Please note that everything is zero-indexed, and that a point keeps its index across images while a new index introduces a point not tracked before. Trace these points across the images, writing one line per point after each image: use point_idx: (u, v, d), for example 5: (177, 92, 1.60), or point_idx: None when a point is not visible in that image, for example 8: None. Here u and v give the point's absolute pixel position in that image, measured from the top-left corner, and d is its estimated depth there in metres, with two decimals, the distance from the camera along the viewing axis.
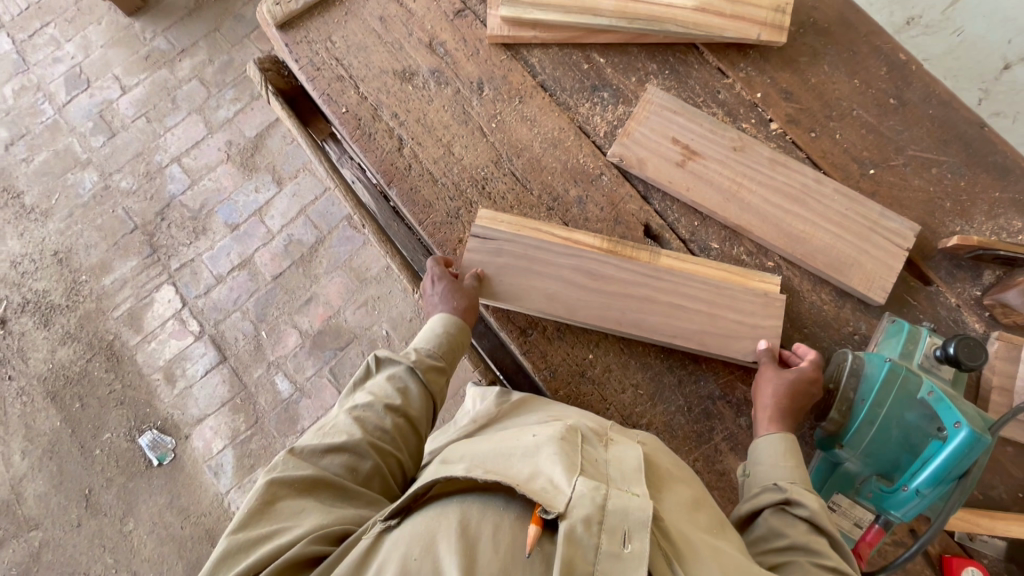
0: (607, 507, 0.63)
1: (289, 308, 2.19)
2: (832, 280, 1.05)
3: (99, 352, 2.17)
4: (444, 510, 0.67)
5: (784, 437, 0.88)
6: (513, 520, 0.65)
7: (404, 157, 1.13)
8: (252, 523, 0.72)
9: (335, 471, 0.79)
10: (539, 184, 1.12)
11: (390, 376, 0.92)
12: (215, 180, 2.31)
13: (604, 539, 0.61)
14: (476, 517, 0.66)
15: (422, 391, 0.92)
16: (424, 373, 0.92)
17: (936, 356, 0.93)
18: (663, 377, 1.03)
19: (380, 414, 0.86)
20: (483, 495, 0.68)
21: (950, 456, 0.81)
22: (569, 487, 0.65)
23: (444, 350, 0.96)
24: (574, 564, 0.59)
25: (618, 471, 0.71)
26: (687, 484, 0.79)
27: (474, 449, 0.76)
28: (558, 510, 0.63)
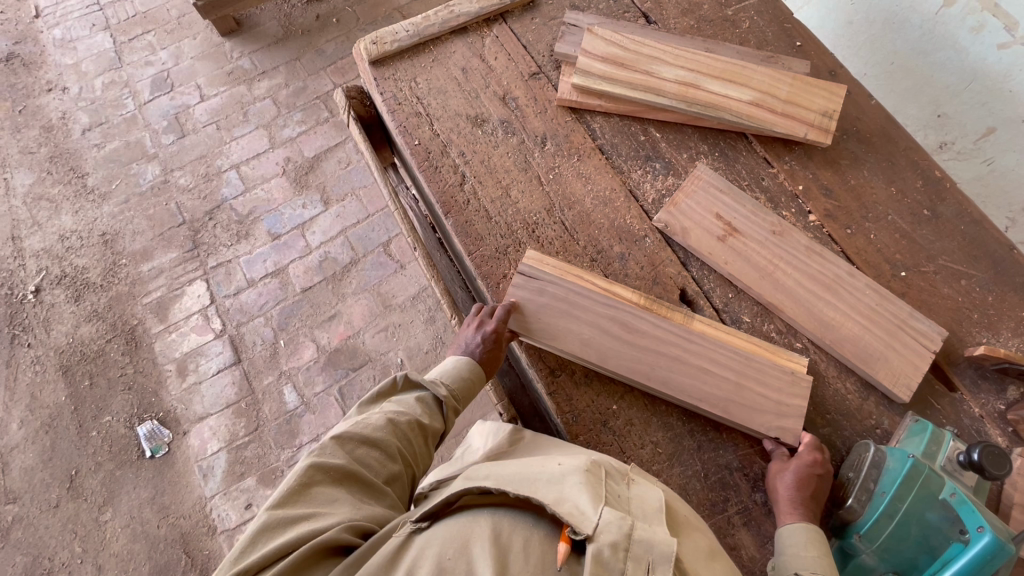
0: (633, 536, 0.63)
1: (312, 322, 2.23)
2: (858, 371, 1.08)
3: (120, 334, 2.21)
4: (475, 518, 0.67)
5: (809, 530, 0.89)
6: (541, 536, 0.65)
7: (464, 192, 1.21)
8: (287, 503, 0.74)
9: (366, 465, 0.81)
10: (586, 236, 1.19)
11: (417, 398, 0.95)
12: (267, 191, 2.43)
13: (629, 566, 0.61)
14: (508, 526, 0.66)
15: (439, 415, 0.96)
16: (449, 409, 0.96)
17: (959, 461, 0.94)
18: (683, 440, 1.04)
19: (407, 423, 0.88)
20: (513, 511, 0.68)
21: (971, 561, 0.80)
22: (596, 513, 0.64)
23: (463, 394, 1.00)
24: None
25: (643, 507, 0.69)
26: (706, 534, 0.76)
27: (499, 464, 0.74)
28: (586, 532, 0.62)
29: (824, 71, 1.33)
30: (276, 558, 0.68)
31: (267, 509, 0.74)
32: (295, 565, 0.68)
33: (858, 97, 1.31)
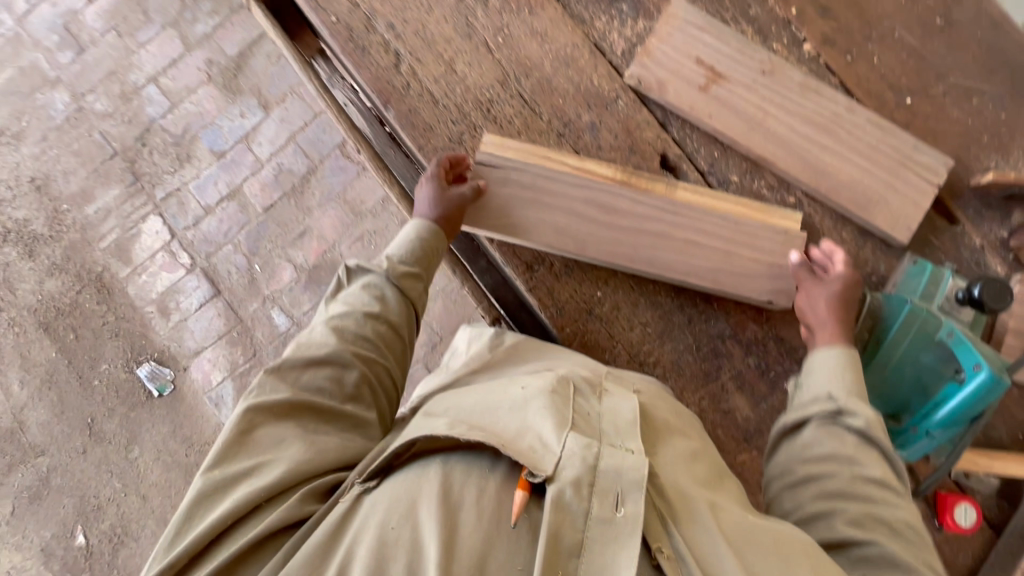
0: (598, 467, 0.54)
1: (283, 241, 2.12)
2: (855, 218, 1.00)
3: (88, 284, 2.12)
4: (424, 472, 0.58)
5: (841, 353, 0.84)
6: (498, 482, 0.57)
7: (401, 75, 1.03)
8: (227, 457, 0.67)
9: (316, 391, 0.75)
10: (549, 108, 1.03)
11: (367, 284, 0.87)
12: (196, 103, 2.16)
13: (595, 503, 0.52)
14: (460, 476, 0.57)
15: (400, 297, 0.87)
16: (399, 279, 0.87)
17: (958, 299, 0.90)
18: (673, 316, 1.00)
19: (358, 321, 0.82)
20: (467, 455, 0.59)
21: (967, 396, 0.79)
22: (558, 445, 0.55)
23: (419, 255, 0.91)
24: (561, 533, 0.50)
25: (612, 423, 0.61)
26: (687, 437, 0.70)
27: (460, 400, 0.68)
28: (546, 473, 0.53)
29: None
30: (226, 524, 0.63)
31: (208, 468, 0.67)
32: (254, 536, 0.63)
33: None
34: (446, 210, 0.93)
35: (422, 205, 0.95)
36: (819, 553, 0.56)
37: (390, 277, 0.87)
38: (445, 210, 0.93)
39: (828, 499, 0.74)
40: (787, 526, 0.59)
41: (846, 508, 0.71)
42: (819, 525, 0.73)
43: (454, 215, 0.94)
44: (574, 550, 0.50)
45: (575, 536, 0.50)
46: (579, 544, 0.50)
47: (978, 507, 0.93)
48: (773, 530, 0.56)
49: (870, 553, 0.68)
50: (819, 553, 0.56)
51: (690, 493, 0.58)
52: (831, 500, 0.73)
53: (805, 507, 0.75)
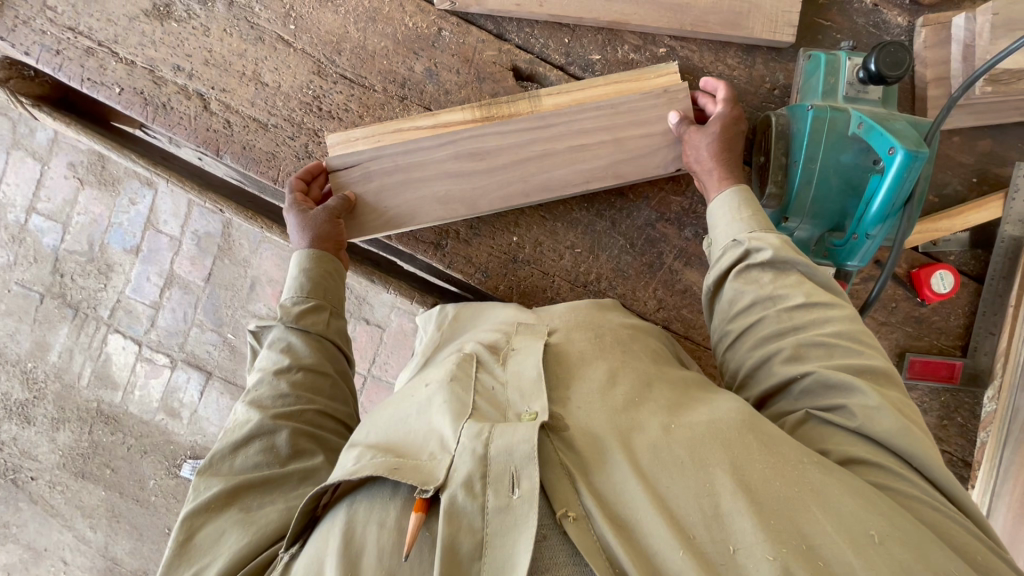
0: (489, 455, 0.51)
1: (239, 301, 2.04)
2: (734, 39, 0.91)
3: (94, 420, 2.15)
4: (333, 520, 0.55)
5: (738, 189, 0.79)
6: (400, 507, 0.53)
7: (216, 115, 0.94)
8: (173, 570, 0.61)
9: (250, 465, 0.67)
10: (378, 75, 0.93)
11: (272, 339, 0.79)
12: (85, 211, 2.05)
13: (489, 496, 0.50)
14: (363, 513, 0.54)
15: (308, 337, 0.79)
16: (300, 321, 0.79)
17: (860, 80, 0.82)
18: (595, 225, 0.95)
19: (271, 383, 0.74)
20: (370, 487, 0.55)
21: (893, 183, 0.74)
22: (454, 440, 0.54)
23: (313, 287, 0.82)
24: (458, 541, 0.49)
25: (516, 391, 0.60)
26: (604, 358, 0.66)
27: (373, 417, 0.65)
28: (436, 484, 0.51)
29: None
30: None
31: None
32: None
33: None
34: (322, 231, 0.85)
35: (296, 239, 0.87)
36: (760, 430, 0.55)
37: (293, 320, 0.79)
38: (321, 231, 0.85)
39: (767, 344, 0.68)
40: (721, 410, 0.57)
41: (780, 348, 0.66)
42: (762, 374, 0.67)
43: (333, 233, 0.86)
44: (475, 554, 0.48)
45: (474, 538, 0.49)
46: (478, 546, 0.49)
47: (954, 269, 0.91)
48: (695, 435, 0.54)
49: (807, 386, 0.63)
50: (754, 434, 0.54)
51: (602, 433, 0.55)
52: (768, 346, 0.67)
53: (746, 363, 0.69)
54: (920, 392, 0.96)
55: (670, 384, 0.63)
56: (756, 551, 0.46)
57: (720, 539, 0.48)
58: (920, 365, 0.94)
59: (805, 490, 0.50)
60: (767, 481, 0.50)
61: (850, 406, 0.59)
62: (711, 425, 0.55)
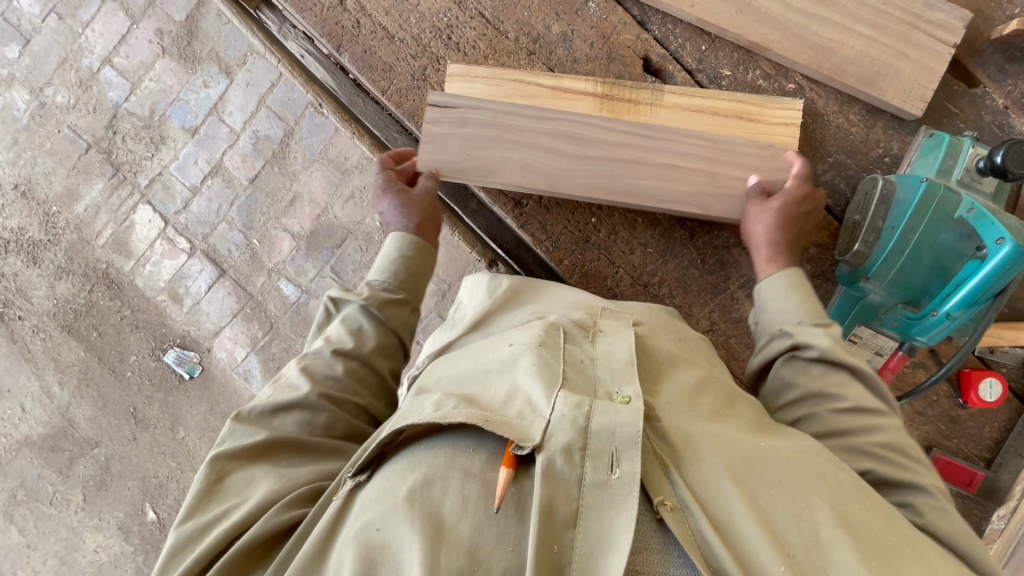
0: (590, 428, 0.52)
1: (275, 212, 2.04)
2: (862, 96, 0.92)
3: (98, 281, 2.14)
4: (410, 460, 0.55)
5: (790, 274, 0.76)
6: (484, 462, 0.54)
7: (349, 13, 0.95)
8: (205, 503, 0.63)
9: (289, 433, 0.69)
10: (514, 23, 0.94)
11: (344, 316, 0.79)
12: (157, 79, 2.05)
13: (588, 468, 0.51)
14: (444, 461, 0.54)
15: (381, 330, 0.79)
16: (379, 309, 0.79)
17: (979, 169, 0.82)
18: (674, 232, 0.95)
19: (329, 362, 0.74)
20: (450, 437, 0.56)
21: (990, 274, 0.74)
22: (548, 406, 0.55)
23: (403, 280, 0.83)
24: (554, 505, 0.50)
25: (606, 370, 0.62)
26: (691, 367, 0.71)
27: (451, 364, 0.69)
28: (532, 444, 0.52)
29: None
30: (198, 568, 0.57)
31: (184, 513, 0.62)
32: (233, 564, 0.57)
33: None
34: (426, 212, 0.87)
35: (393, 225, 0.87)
36: (847, 476, 0.57)
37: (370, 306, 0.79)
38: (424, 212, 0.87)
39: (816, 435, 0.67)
40: (810, 453, 0.60)
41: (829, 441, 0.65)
42: None
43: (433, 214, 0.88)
44: (569, 522, 0.49)
45: (569, 506, 0.50)
46: (573, 515, 0.50)
47: (1004, 380, 0.91)
48: (789, 463, 0.57)
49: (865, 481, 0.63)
50: (846, 479, 0.57)
51: (700, 434, 0.58)
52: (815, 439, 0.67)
53: None
54: None
55: (750, 406, 0.67)
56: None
57: (820, 566, 0.49)
58: (941, 464, 0.95)
59: (900, 542, 0.52)
60: (866, 523, 0.52)
61: (918, 506, 0.59)
62: (803, 461, 0.58)
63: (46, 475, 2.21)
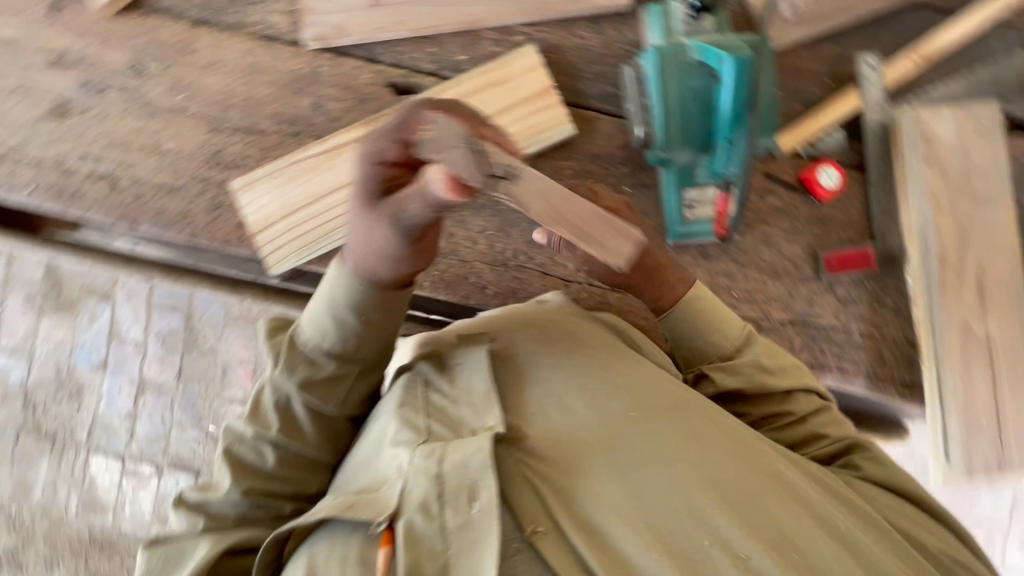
0: (444, 471, 0.55)
1: (213, 391, 1.83)
2: (577, 13, 1.00)
3: (90, 548, 1.94)
4: (296, 566, 0.57)
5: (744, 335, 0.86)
6: (360, 540, 0.55)
7: (127, 190, 0.99)
8: None
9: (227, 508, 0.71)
10: (268, 118, 1.00)
11: (268, 381, 0.72)
12: (47, 339, 1.91)
13: (449, 516, 0.53)
14: (324, 554, 0.56)
15: (313, 417, 0.72)
16: (306, 388, 0.70)
17: (692, 15, 0.90)
18: (501, 206, 1.00)
19: (255, 448, 0.71)
20: (329, 531, 0.58)
21: (732, 89, 0.81)
22: (406, 466, 0.57)
23: (344, 345, 0.69)
24: (423, 563, 0.52)
25: (467, 406, 0.63)
26: (553, 353, 0.72)
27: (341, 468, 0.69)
28: (391, 512, 0.54)
29: None
30: None
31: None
32: None
33: None
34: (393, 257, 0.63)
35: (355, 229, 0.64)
36: (706, 426, 0.66)
37: (297, 386, 0.70)
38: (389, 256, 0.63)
39: None
40: (678, 415, 0.65)
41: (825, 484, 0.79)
42: None
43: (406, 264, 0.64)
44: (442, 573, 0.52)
45: (437, 559, 0.52)
46: (443, 567, 0.52)
47: (835, 164, 0.97)
48: (658, 438, 0.62)
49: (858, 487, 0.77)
50: (710, 433, 0.64)
51: (573, 435, 0.62)
52: None
53: None
54: (846, 285, 0.99)
55: (620, 364, 0.71)
56: (720, 539, 0.56)
57: (689, 535, 0.56)
58: (836, 261, 0.98)
59: (756, 483, 0.61)
60: (727, 477, 0.60)
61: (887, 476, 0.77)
62: (673, 424, 0.64)
63: None
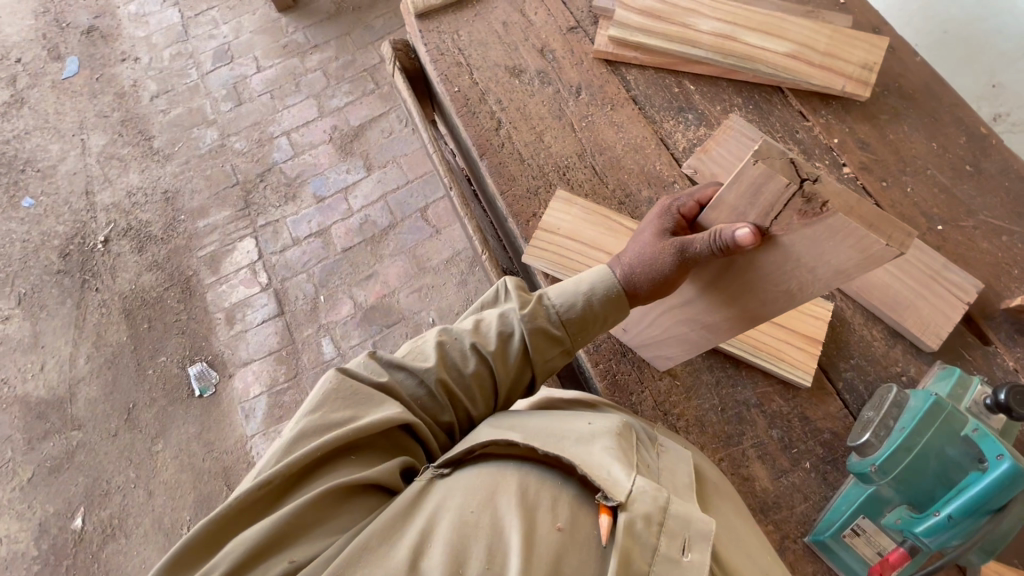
0: (669, 510, 0.65)
1: (351, 280, 2.33)
2: (885, 318, 1.07)
3: (177, 283, 2.38)
4: (502, 470, 0.70)
5: None
6: (569, 497, 0.68)
7: (499, 136, 1.27)
8: (331, 406, 0.74)
9: (406, 388, 0.79)
10: (615, 179, 1.22)
11: (501, 315, 0.85)
12: (314, 156, 2.56)
13: (663, 541, 0.63)
14: (535, 484, 0.68)
15: (523, 353, 0.84)
16: (534, 334, 0.84)
17: (986, 404, 0.91)
18: (701, 373, 1.06)
19: (464, 354, 0.82)
20: (539, 467, 0.70)
21: (990, 486, 0.80)
22: (629, 481, 0.66)
23: (573, 318, 0.86)
24: (633, 558, 0.62)
25: (670, 483, 0.73)
26: (730, 504, 0.81)
27: (525, 420, 0.78)
28: (619, 500, 0.64)
29: (867, 27, 1.33)
30: (316, 456, 0.69)
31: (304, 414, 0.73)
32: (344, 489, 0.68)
33: (901, 54, 1.29)
34: (664, 271, 0.81)
35: (636, 247, 0.85)
36: None
37: (526, 324, 0.84)
38: (659, 270, 0.81)
39: None
40: None
41: None
42: None
43: (670, 281, 0.82)
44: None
45: (642, 564, 0.62)
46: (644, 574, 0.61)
47: None
48: None
49: None
50: None
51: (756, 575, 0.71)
52: None
53: None
54: None
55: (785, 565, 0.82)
56: None
57: None
58: None
59: None
60: None
61: None
62: None
63: (13, 439, 2.17)
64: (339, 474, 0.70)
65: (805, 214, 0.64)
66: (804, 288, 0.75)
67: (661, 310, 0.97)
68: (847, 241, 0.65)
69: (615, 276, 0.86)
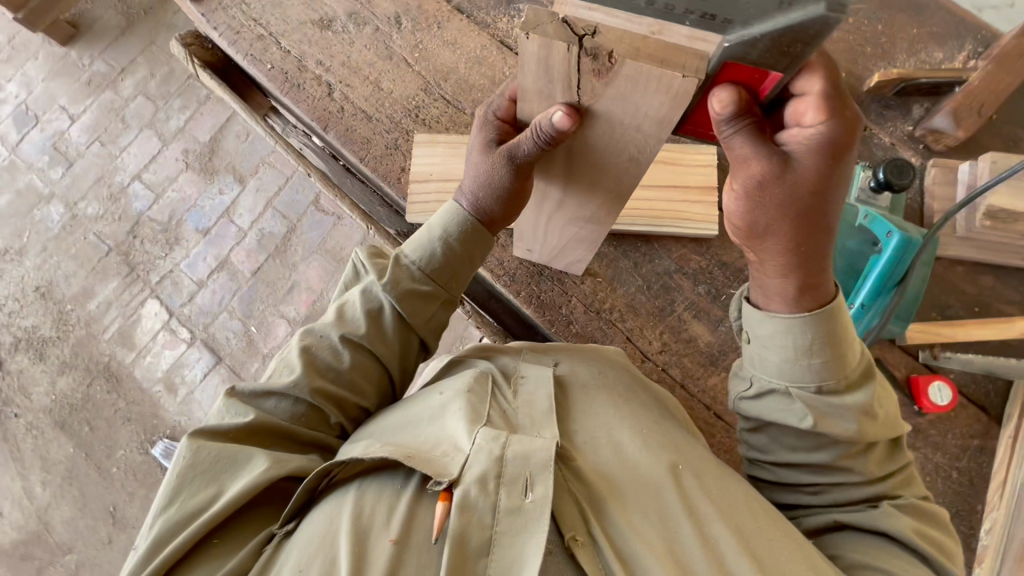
0: (504, 458, 0.59)
1: (274, 300, 2.21)
2: None
3: (98, 375, 2.21)
4: (342, 497, 0.64)
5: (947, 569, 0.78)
6: (413, 494, 0.62)
7: (335, 101, 1.15)
8: (185, 490, 0.65)
9: (280, 413, 0.73)
10: (470, 102, 1.14)
11: (363, 292, 0.79)
12: (179, 189, 2.33)
13: (502, 495, 0.57)
14: (372, 496, 0.62)
15: (400, 323, 0.79)
16: (403, 299, 0.78)
17: (871, 188, 0.95)
18: (618, 262, 1.06)
19: (335, 351, 0.76)
20: (382, 476, 0.64)
21: (888, 261, 0.89)
22: (467, 445, 0.61)
23: (436, 268, 0.79)
24: (469, 533, 0.56)
25: (527, 418, 0.68)
26: (608, 397, 0.75)
27: (382, 420, 0.72)
28: (450, 477, 0.58)
29: None
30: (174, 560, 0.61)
31: (159, 513, 0.65)
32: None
33: None
34: (503, 185, 0.74)
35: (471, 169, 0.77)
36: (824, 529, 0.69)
37: (392, 292, 0.78)
38: (498, 185, 0.74)
39: None
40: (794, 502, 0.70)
41: None
42: None
43: (514, 192, 0.75)
44: (483, 549, 0.55)
45: (483, 534, 0.56)
46: (487, 542, 0.56)
47: (953, 385, 0.94)
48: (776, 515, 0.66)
49: None
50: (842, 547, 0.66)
51: (630, 468, 0.65)
52: None
53: None
54: None
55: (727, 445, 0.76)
56: None
57: None
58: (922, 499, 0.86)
59: None
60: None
61: None
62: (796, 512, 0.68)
63: None
64: (193, 575, 0.61)
65: (598, 73, 0.54)
66: (642, 150, 0.66)
67: (545, 213, 0.88)
68: (651, 87, 0.53)
69: (464, 207, 0.79)
